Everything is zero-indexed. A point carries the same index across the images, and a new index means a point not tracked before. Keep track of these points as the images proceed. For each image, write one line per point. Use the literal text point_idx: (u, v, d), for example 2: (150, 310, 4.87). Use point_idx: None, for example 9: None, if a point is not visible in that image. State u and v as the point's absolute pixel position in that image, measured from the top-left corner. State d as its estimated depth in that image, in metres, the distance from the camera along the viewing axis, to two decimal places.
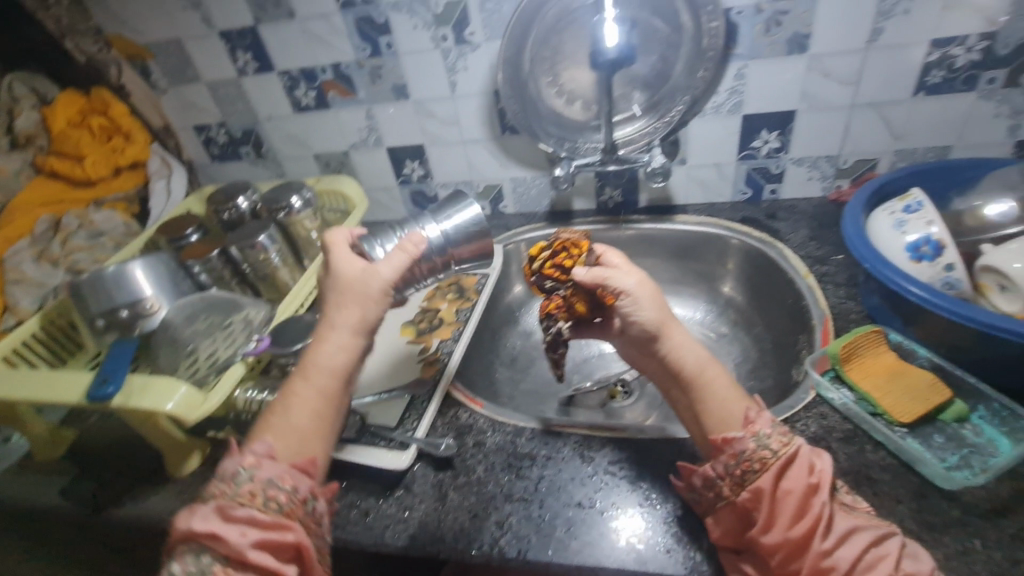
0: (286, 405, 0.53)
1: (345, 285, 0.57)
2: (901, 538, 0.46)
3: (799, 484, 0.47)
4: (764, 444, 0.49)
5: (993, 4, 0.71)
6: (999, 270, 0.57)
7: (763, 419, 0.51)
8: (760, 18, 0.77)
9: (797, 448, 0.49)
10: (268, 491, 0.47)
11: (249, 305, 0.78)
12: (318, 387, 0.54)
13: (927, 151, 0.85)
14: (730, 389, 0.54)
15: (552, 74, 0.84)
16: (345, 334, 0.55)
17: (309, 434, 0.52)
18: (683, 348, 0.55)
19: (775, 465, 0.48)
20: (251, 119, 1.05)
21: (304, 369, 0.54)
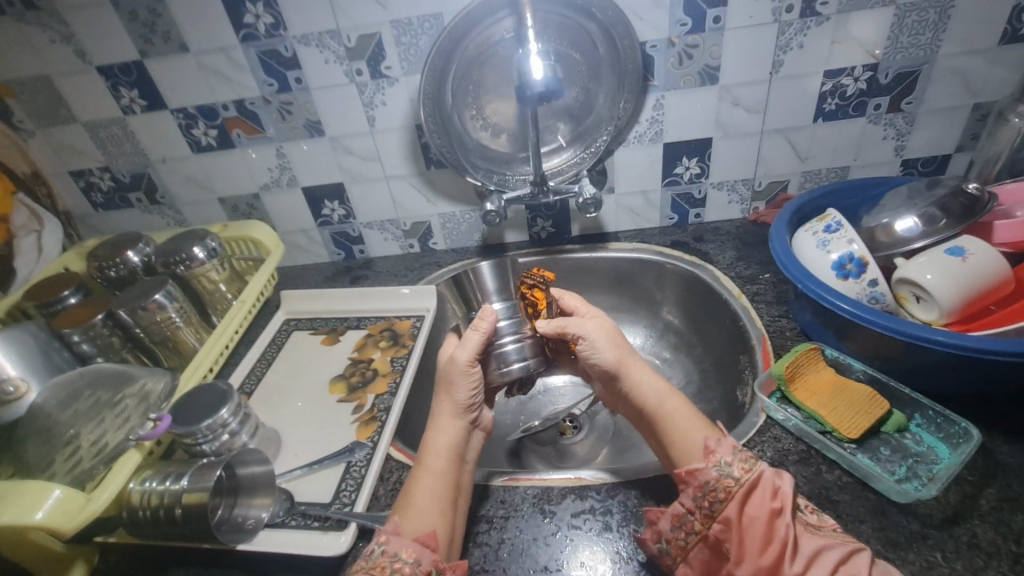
0: (407, 490, 0.53)
1: (439, 380, 0.59)
2: (871, 555, 0.44)
3: (763, 509, 0.46)
4: (726, 472, 0.48)
5: (873, 39, 0.78)
6: (914, 282, 0.60)
7: (724, 446, 0.50)
8: (674, 51, 0.79)
9: (759, 472, 0.48)
10: (393, 564, 0.46)
11: (144, 374, 0.68)
12: (437, 468, 0.54)
13: (830, 171, 0.92)
14: (695, 420, 0.54)
15: (475, 106, 0.81)
16: (447, 418, 0.57)
17: (432, 509, 0.50)
18: (644, 382, 0.57)
19: (739, 493, 0.47)
20: (141, 162, 0.94)
21: (423, 454, 0.55)
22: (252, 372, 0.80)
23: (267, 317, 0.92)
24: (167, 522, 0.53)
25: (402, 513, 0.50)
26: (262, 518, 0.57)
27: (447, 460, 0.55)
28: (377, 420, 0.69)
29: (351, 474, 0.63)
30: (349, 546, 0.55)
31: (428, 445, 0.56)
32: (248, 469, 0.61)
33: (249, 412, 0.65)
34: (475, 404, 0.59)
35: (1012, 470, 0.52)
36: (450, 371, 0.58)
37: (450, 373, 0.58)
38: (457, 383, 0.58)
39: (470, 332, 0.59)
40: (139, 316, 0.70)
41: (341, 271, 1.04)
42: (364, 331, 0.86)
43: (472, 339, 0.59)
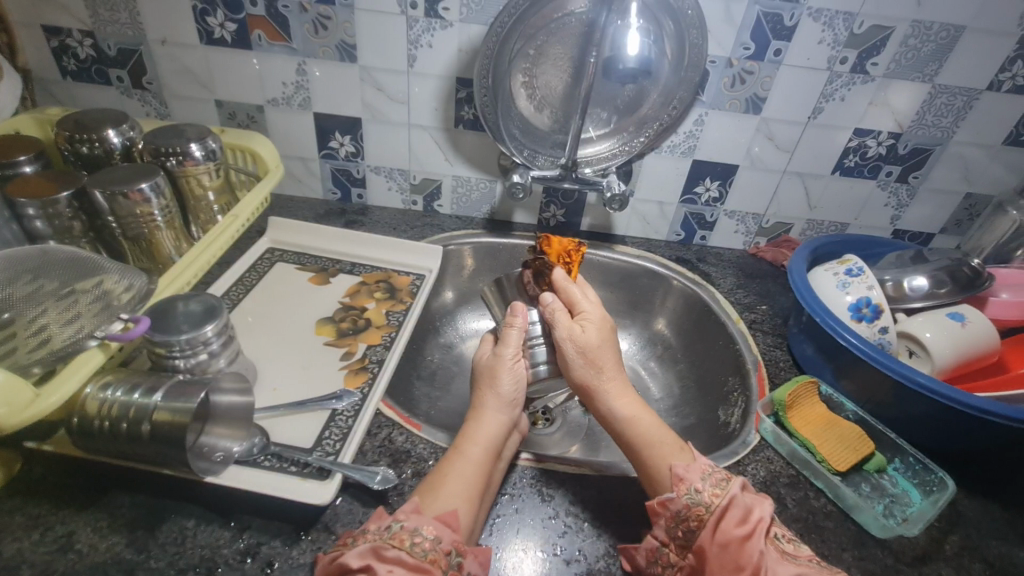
0: (437, 471, 0.50)
1: (480, 374, 0.59)
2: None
3: (732, 539, 0.45)
4: (696, 499, 0.48)
5: (904, 110, 0.83)
6: (913, 337, 0.64)
7: (693, 471, 0.49)
8: (730, 72, 0.80)
9: (732, 496, 0.47)
10: (413, 538, 0.43)
11: (114, 270, 0.57)
12: (473, 456, 0.51)
13: (831, 224, 0.96)
14: (673, 443, 0.53)
15: (529, 72, 0.79)
16: (494, 410, 0.56)
17: (459, 494, 0.47)
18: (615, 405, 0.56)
19: (710, 520, 0.46)
20: (135, 38, 0.83)
21: (460, 441, 0.53)
22: (227, 295, 0.72)
23: (247, 241, 0.84)
24: (129, 438, 0.46)
25: (426, 493, 0.47)
26: (232, 452, 0.51)
27: (484, 452, 0.52)
28: (368, 371, 0.64)
29: (336, 423, 0.58)
30: (331, 498, 0.50)
31: (465, 433, 0.53)
32: (224, 398, 0.54)
33: (233, 335, 0.58)
34: (518, 399, 0.58)
35: (973, 524, 0.56)
36: (496, 366, 0.58)
37: (495, 368, 0.58)
38: (501, 378, 0.58)
39: (507, 330, 0.60)
40: (116, 204, 0.61)
41: (333, 211, 0.97)
42: (357, 277, 0.80)
43: (512, 335, 0.60)
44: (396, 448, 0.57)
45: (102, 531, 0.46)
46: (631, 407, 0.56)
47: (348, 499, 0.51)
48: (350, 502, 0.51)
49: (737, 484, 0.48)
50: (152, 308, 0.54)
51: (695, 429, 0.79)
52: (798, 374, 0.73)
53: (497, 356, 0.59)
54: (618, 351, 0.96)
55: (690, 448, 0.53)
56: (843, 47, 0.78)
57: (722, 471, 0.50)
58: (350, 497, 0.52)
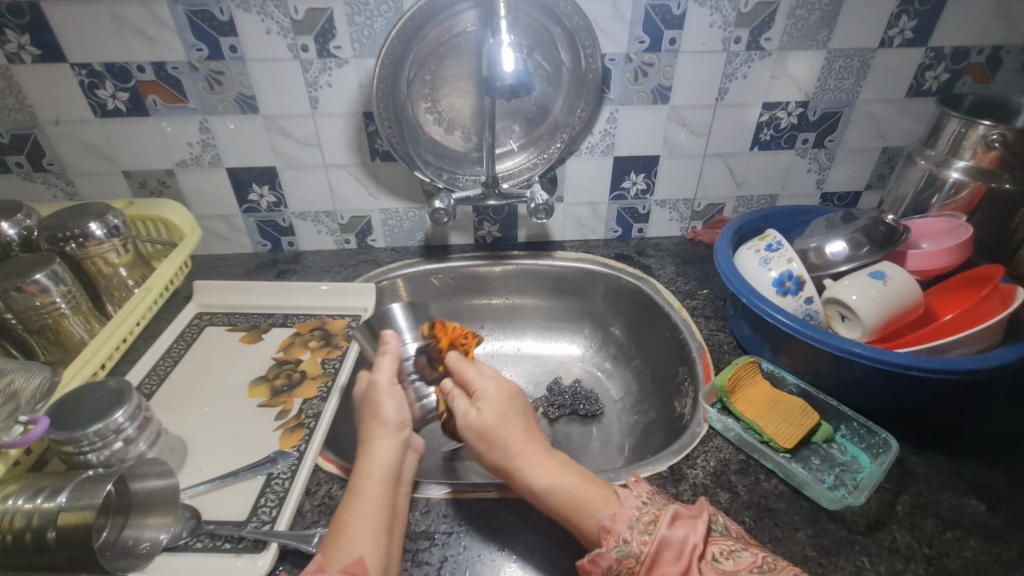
0: (342, 515, 0.49)
1: (364, 407, 0.58)
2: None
3: None
4: (626, 551, 0.46)
5: (806, 78, 0.84)
6: (841, 301, 0.65)
7: (620, 520, 0.48)
8: (630, 67, 0.81)
9: (660, 538, 0.46)
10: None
11: (15, 368, 0.55)
12: (373, 491, 0.51)
13: (761, 198, 0.97)
14: (593, 491, 0.51)
15: (430, 98, 0.78)
16: (387, 437, 0.55)
17: (365, 536, 0.47)
18: (529, 475, 0.53)
19: (643, 572, 0.46)
20: (25, 121, 0.80)
21: (356, 478, 0.52)
22: (153, 370, 0.70)
23: (174, 309, 0.81)
24: (36, 549, 0.44)
25: (330, 547, 0.47)
26: (159, 540, 0.49)
27: (381, 481, 0.52)
28: (305, 427, 0.62)
29: (272, 487, 0.56)
30: (268, 570, 0.49)
31: (360, 468, 0.53)
32: (144, 483, 0.51)
33: (150, 416, 0.56)
34: (405, 420, 0.57)
35: (922, 479, 0.57)
36: (372, 394, 0.57)
37: (373, 396, 0.57)
38: (383, 405, 0.56)
39: (380, 358, 0.58)
40: (12, 299, 0.59)
41: (265, 263, 0.95)
42: (291, 329, 0.78)
43: (387, 362, 0.58)
44: (337, 504, 0.55)
45: None
46: (550, 472, 0.52)
47: (288, 567, 0.50)
48: (290, 570, 0.50)
49: (665, 520, 0.47)
50: (56, 404, 0.52)
51: (654, 425, 0.78)
52: (741, 355, 0.73)
53: (373, 385, 0.57)
54: (573, 357, 0.95)
55: (620, 490, 0.51)
56: (735, 27, 0.79)
57: (648, 509, 0.49)
58: (290, 565, 0.50)
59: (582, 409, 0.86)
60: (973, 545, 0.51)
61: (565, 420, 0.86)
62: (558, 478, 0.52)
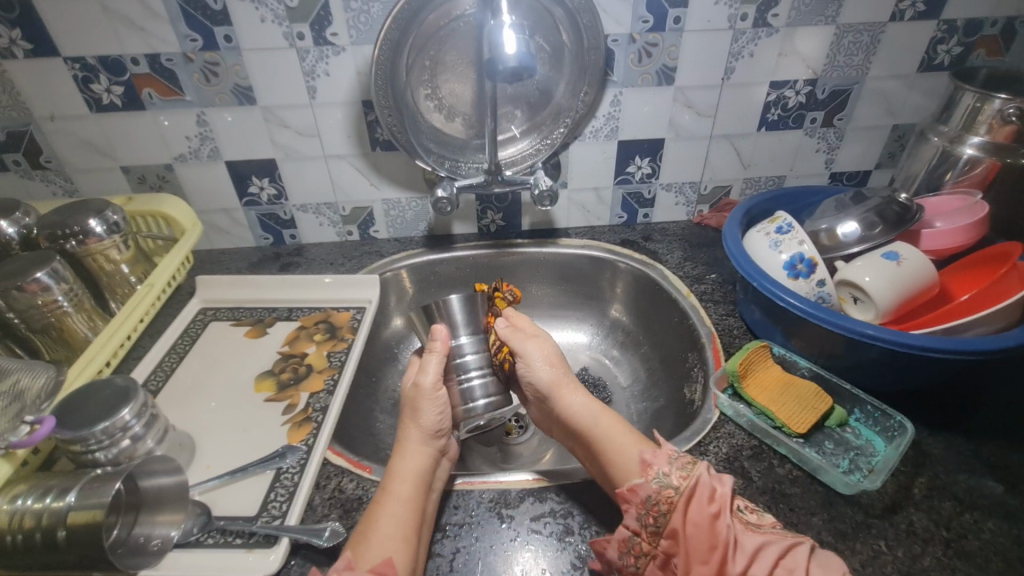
0: (370, 516, 0.49)
1: (405, 408, 0.58)
2: (812, 549, 0.45)
3: (705, 517, 0.47)
4: (665, 482, 0.49)
5: (814, 55, 0.82)
6: (853, 283, 0.64)
7: (660, 457, 0.51)
8: (634, 48, 0.79)
9: (697, 477, 0.49)
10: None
11: (19, 368, 0.55)
12: (402, 493, 0.50)
13: (768, 179, 0.96)
14: (630, 437, 0.54)
15: (430, 84, 0.77)
16: (419, 442, 0.55)
17: (396, 537, 0.47)
18: (575, 402, 0.58)
19: (681, 502, 0.48)
20: (20, 118, 0.79)
21: (387, 481, 0.52)
22: (159, 367, 0.69)
23: (177, 305, 0.81)
24: (46, 549, 0.44)
25: (357, 545, 0.47)
26: (170, 537, 0.48)
27: (413, 484, 0.51)
28: (312, 421, 0.62)
29: (281, 482, 0.55)
30: (280, 565, 0.48)
31: (395, 469, 0.53)
32: (154, 480, 0.51)
33: (156, 413, 0.55)
34: (443, 430, 0.57)
35: (938, 461, 0.56)
36: (415, 398, 0.57)
37: (416, 399, 0.57)
38: (422, 410, 0.57)
39: (428, 356, 0.60)
40: (13, 298, 0.58)
41: (268, 257, 0.94)
42: (295, 322, 0.77)
43: (432, 361, 0.60)
44: (347, 497, 0.55)
45: None
46: (592, 403, 0.58)
47: (301, 560, 0.50)
48: (303, 563, 0.49)
49: (702, 465, 0.50)
50: (62, 403, 0.51)
51: (664, 412, 0.78)
52: (751, 340, 0.72)
53: (417, 386, 0.58)
54: (580, 345, 0.95)
55: (660, 441, 0.54)
56: (741, 3, 0.77)
57: (688, 455, 0.52)
58: (302, 559, 0.49)
59: (590, 396, 0.85)
60: (992, 526, 0.50)
61: None
62: (608, 416, 0.56)
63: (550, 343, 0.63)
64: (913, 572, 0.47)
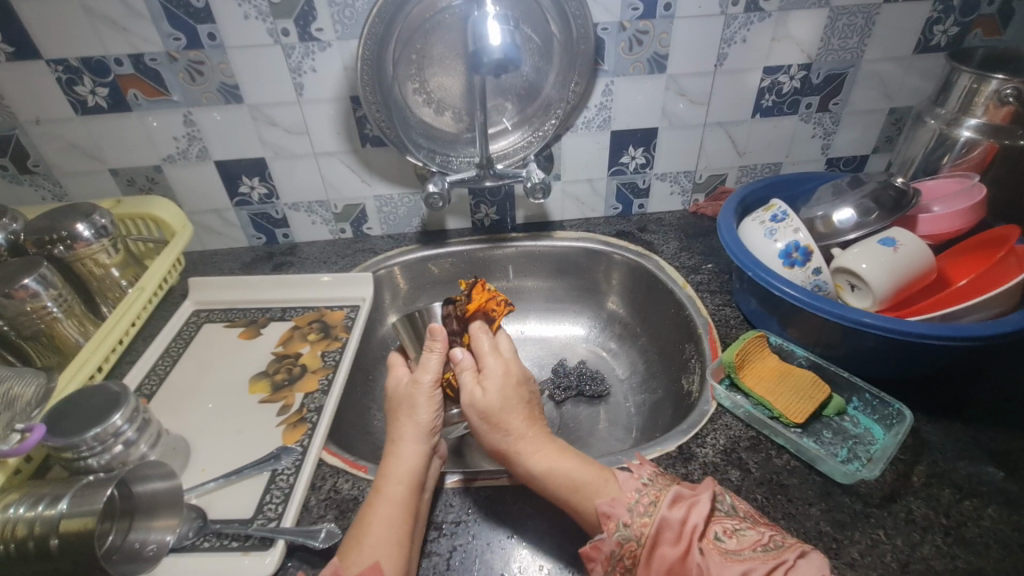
0: (362, 517, 0.49)
1: (396, 405, 0.57)
2: (793, 564, 0.41)
3: (671, 562, 0.43)
4: (626, 534, 0.45)
5: (808, 39, 0.81)
6: (850, 270, 0.63)
7: (619, 505, 0.47)
8: (625, 36, 0.78)
9: (660, 517, 0.45)
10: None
11: (9, 376, 0.54)
12: (396, 494, 0.50)
13: (764, 166, 0.95)
14: (594, 481, 0.49)
15: (418, 78, 0.76)
16: (411, 439, 0.54)
17: (388, 544, 0.46)
18: (529, 450, 0.52)
19: (643, 555, 0.44)
20: (5, 122, 0.78)
21: (381, 481, 0.51)
22: (152, 371, 0.69)
23: (170, 307, 0.80)
24: (40, 557, 0.43)
25: (347, 551, 0.46)
26: (166, 542, 0.48)
27: (407, 487, 0.50)
28: (307, 421, 0.62)
29: (277, 484, 0.55)
30: (276, 568, 0.48)
31: (387, 468, 0.52)
32: (148, 485, 0.50)
33: (149, 418, 0.55)
34: (438, 427, 0.56)
35: (937, 449, 0.55)
36: (414, 395, 0.56)
37: (413, 394, 0.56)
38: (420, 406, 0.55)
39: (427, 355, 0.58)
40: (2, 306, 0.58)
41: (261, 257, 0.94)
42: (289, 322, 0.77)
43: (432, 361, 0.57)
44: (343, 498, 0.55)
45: None
46: (551, 454, 0.52)
47: (298, 561, 0.49)
48: (300, 564, 0.49)
49: (663, 501, 0.46)
50: (52, 410, 0.51)
51: (662, 403, 0.77)
52: (748, 330, 0.71)
53: (415, 384, 0.56)
54: (577, 337, 0.94)
55: (619, 474, 0.50)
56: None
57: (651, 490, 0.48)
58: (299, 561, 0.49)
59: (588, 389, 0.85)
60: (992, 514, 0.50)
61: (572, 401, 0.85)
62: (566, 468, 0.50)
63: (508, 365, 0.56)
64: (912, 561, 0.47)
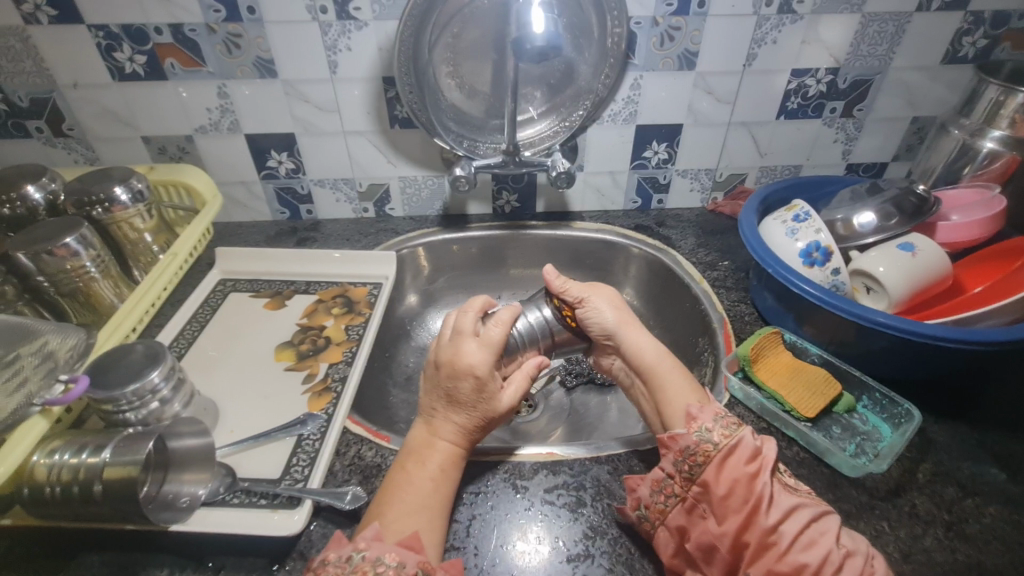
0: (398, 485, 0.50)
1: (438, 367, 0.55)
2: (839, 519, 0.46)
3: (742, 473, 0.46)
4: (706, 437, 0.48)
5: (838, 44, 0.82)
6: (867, 273, 0.64)
7: (706, 412, 0.50)
8: (657, 31, 0.79)
9: (741, 436, 0.48)
10: (376, 568, 0.42)
11: (50, 331, 0.56)
12: (431, 467, 0.51)
13: (784, 168, 0.96)
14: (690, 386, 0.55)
15: (452, 62, 0.77)
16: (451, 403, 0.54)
17: (417, 510, 0.48)
18: (643, 340, 0.59)
19: (717, 458, 0.47)
20: (44, 85, 0.79)
21: (407, 453, 0.53)
22: (181, 335, 0.71)
23: (198, 275, 0.82)
24: (84, 500, 0.46)
25: (385, 517, 0.47)
26: (198, 495, 0.51)
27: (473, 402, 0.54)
28: (332, 391, 0.63)
29: (303, 448, 0.57)
30: (303, 525, 0.50)
31: (424, 424, 0.55)
32: (181, 442, 0.53)
33: (182, 377, 0.57)
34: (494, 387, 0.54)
35: (942, 448, 0.57)
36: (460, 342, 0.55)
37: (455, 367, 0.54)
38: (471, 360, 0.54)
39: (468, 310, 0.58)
40: (43, 262, 0.60)
41: (285, 231, 0.95)
42: (313, 296, 0.78)
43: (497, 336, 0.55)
44: (366, 464, 0.57)
45: None
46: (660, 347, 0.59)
47: (322, 521, 0.51)
48: (324, 524, 0.51)
49: (748, 424, 0.49)
50: (93, 364, 0.53)
51: None
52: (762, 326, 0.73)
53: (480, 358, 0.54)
54: None
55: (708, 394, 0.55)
56: None
57: (733, 414, 0.51)
58: (324, 521, 0.51)
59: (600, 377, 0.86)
60: (993, 512, 0.52)
61: (583, 388, 0.86)
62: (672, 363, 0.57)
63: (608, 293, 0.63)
64: (915, 551, 0.49)
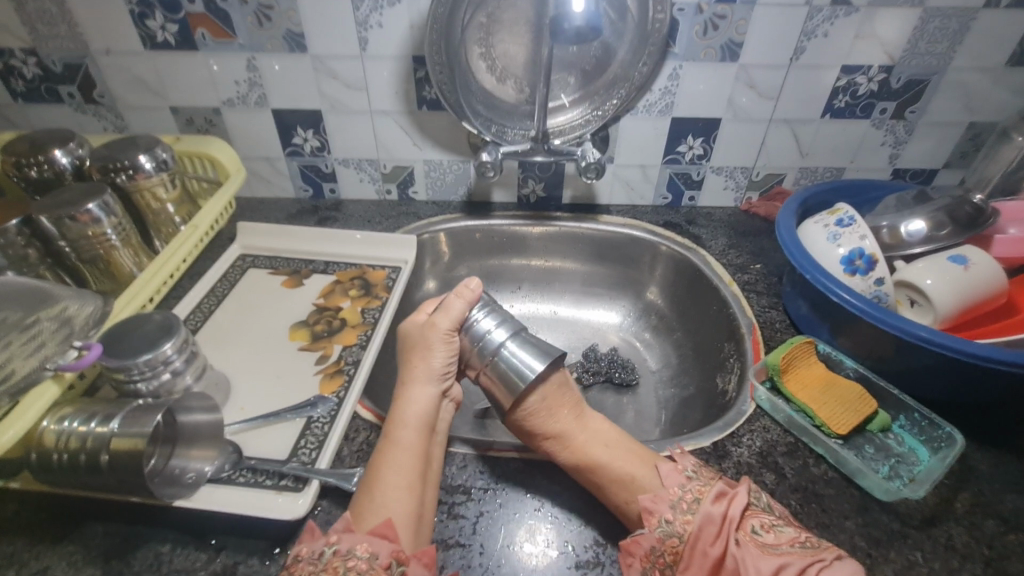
0: (375, 465, 0.49)
1: (410, 349, 0.58)
2: (828, 563, 0.43)
3: (710, 560, 0.45)
4: (668, 531, 0.47)
5: (894, 40, 0.76)
6: (913, 285, 0.60)
7: (661, 500, 0.48)
8: (701, 19, 0.75)
9: (700, 514, 0.46)
10: (347, 562, 0.42)
11: (68, 297, 0.56)
12: (409, 441, 0.51)
13: (826, 170, 0.91)
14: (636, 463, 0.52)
15: (485, 42, 0.74)
16: (427, 387, 0.55)
17: (399, 487, 0.47)
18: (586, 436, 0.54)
19: (685, 552, 0.46)
20: (76, 50, 0.79)
21: (391, 425, 0.52)
22: (198, 308, 0.71)
23: (218, 249, 0.82)
24: (90, 469, 0.46)
25: (361, 504, 0.47)
26: (205, 472, 0.50)
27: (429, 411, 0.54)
28: (344, 373, 0.62)
29: (312, 430, 0.56)
30: (307, 509, 0.49)
31: (400, 411, 0.53)
32: (191, 416, 0.52)
33: (196, 351, 0.57)
34: (449, 372, 0.57)
35: (984, 477, 0.53)
36: (427, 335, 0.57)
37: (427, 339, 0.57)
38: (434, 350, 0.56)
39: (455, 300, 0.59)
40: (65, 227, 0.60)
41: (307, 209, 0.95)
42: (332, 276, 0.77)
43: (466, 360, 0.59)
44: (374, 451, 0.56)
45: (78, 564, 0.46)
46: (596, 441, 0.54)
47: (326, 505, 0.51)
48: (328, 508, 0.50)
49: (704, 497, 0.47)
50: (108, 332, 0.53)
51: (693, 399, 0.76)
52: (795, 335, 0.69)
53: (421, 401, 0.54)
54: (611, 325, 0.93)
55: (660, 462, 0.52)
56: None
57: (694, 485, 0.49)
58: (329, 506, 0.50)
59: (618, 377, 0.83)
60: None
61: (599, 387, 0.83)
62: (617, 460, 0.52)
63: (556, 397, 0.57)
64: None
